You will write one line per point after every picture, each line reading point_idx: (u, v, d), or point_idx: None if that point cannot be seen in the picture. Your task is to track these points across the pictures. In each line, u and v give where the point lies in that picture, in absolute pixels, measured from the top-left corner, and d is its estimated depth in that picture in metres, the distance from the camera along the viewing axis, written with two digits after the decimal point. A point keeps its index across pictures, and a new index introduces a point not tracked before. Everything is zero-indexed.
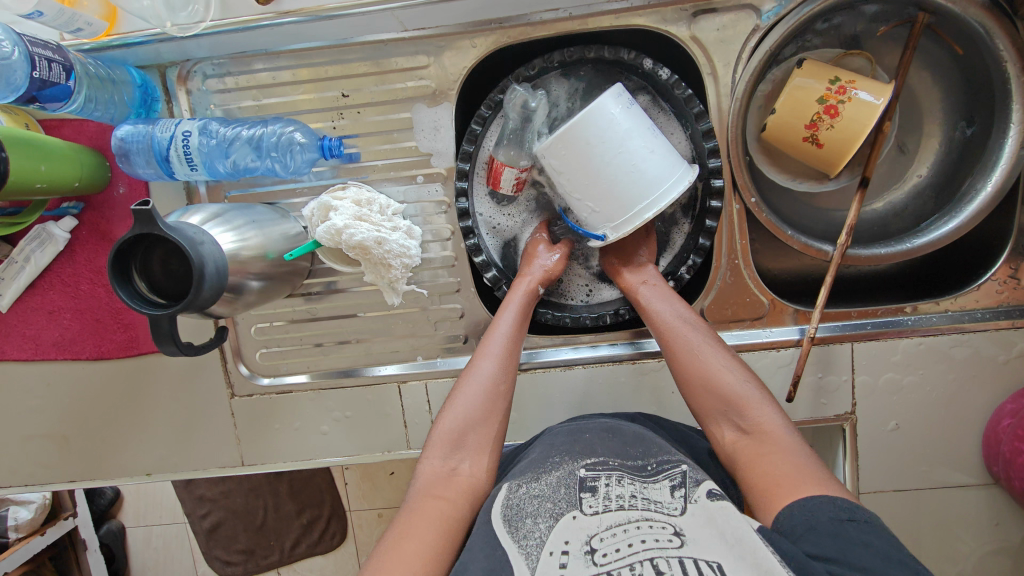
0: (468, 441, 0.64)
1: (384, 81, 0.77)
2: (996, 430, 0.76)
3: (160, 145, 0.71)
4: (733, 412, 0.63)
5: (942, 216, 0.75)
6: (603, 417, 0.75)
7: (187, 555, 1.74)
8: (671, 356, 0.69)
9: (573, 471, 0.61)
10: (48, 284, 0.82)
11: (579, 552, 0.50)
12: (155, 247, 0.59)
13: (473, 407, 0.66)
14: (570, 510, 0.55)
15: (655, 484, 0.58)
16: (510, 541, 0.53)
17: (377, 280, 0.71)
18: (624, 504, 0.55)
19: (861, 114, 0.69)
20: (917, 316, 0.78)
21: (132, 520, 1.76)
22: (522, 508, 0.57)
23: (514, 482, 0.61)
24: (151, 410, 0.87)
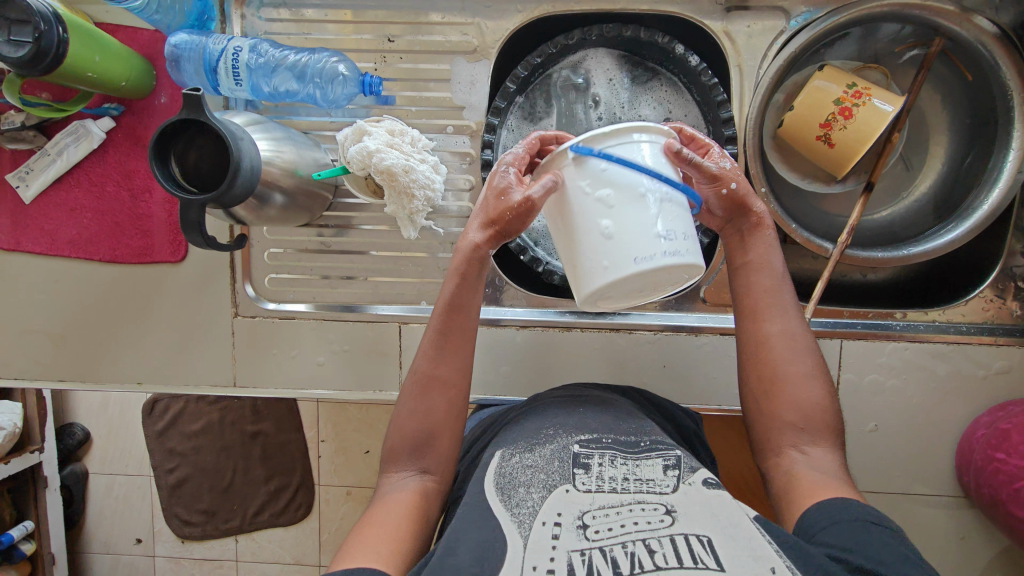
0: (434, 445, 0.64)
1: (429, 33, 0.81)
2: (970, 440, 0.78)
3: (211, 57, 0.75)
4: (809, 432, 0.59)
5: (941, 229, 0.79)
6: (594, 385, 0.77)
7: (147, 508, 1.70)
8: (760, 342, 0.63)
9: (567, 445, 0.62)
10: (75, 181, 0.85)
11: (571, 525, 0.53)
12: (192, 143, 0.62)
13: (415, 421, 0.64)
14: (563, 484, 0.57)
15: (646, 462, 0.60)
16: (503, 509, 0.56)
17: (398, 211, 0.74)
18: (617, 487, 0.57)
19: (873, 118, 0.74)
20: (906, 322, 0.81)
21: (97, 466, 1.72)
22: (515, 477, 0.59)
23: (508, 450, 0.64)
24: (152, 320, 0.87)
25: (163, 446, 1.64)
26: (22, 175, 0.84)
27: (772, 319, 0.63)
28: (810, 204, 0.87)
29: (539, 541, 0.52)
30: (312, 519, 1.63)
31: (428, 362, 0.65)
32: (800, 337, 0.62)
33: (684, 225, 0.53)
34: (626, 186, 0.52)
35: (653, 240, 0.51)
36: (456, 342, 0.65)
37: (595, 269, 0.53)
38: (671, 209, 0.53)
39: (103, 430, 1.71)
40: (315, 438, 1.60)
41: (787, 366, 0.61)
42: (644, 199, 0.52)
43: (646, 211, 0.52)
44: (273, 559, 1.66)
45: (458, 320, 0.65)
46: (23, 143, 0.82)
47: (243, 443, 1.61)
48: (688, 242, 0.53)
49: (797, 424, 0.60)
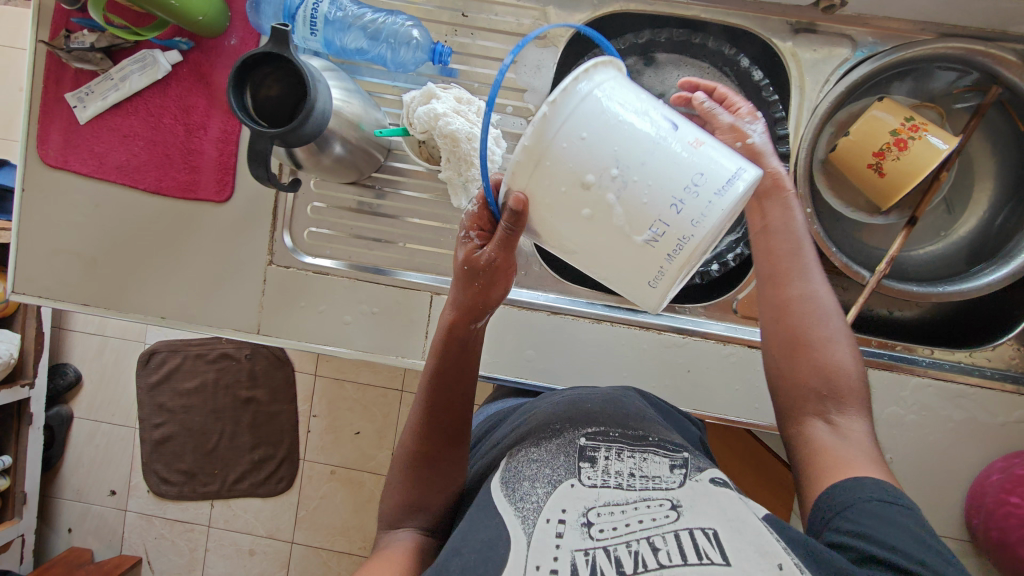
0: (432, 490, 0.65)
1: (503, 13, 0.83)
2: (984, 484, 0.78)
3: (292, 4, 0.76)
4: (830, 401, 0.59)
5: (978, 272, 0.81)
6: (603, 390, 0.77)
7: (127, 461, 1.67)
8: (778, 308, 0.63)
9: (573, 439, 0.64)
10: (133, 109, 0.85)
11: (575, 523, 0.52)
12: (258, 88, 0.63)
13: (402, 488, 0.65)
14: (568, 478, 0.57)
15: (654, 459, 0.60)
16: (507, 504, 0.57)
17: (453, 176, 0.74)
18: (622, 483, 0.56)
19: (928, 153, 0.75)
20: (931, 359, 0.83)
21: (84, 411, 1.69)
22: (521, 472, 0.61)
23: (517, 450, 0.65)
24: (184, 257, 0.87)
25: (153, 401, 1.63)
26: (82, 95, 0.85)
27: (792, 283, 0.63)
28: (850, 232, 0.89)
29: (542, 538, 0.51)
30: (292, 493, 1.60)
31: (410, 436, 0.66)
32: (822, 299, 0.62)
33: (662, 192, 0.45)
34: (586, 236, 0.48)
35: (655, 252, 0.46)
36: (436, 410, 0.65)
37: (632, 290, 0.51)
38: (636, 205, 0.45)
39: (96, 375, 1.69)
40: (308, 412, 1.59)
41: (806, 318, 0.62)
42: (611, 222, 0.47)
43: (615, 236, 0.47)
44: (246, 529, 1.62)
45: (435, 391, 0.65)
46: (87, 64, 0.83)
47: (234, 410, 1.61)
48: (690, 195, 0.45)
49: (814, 382, 0.60)
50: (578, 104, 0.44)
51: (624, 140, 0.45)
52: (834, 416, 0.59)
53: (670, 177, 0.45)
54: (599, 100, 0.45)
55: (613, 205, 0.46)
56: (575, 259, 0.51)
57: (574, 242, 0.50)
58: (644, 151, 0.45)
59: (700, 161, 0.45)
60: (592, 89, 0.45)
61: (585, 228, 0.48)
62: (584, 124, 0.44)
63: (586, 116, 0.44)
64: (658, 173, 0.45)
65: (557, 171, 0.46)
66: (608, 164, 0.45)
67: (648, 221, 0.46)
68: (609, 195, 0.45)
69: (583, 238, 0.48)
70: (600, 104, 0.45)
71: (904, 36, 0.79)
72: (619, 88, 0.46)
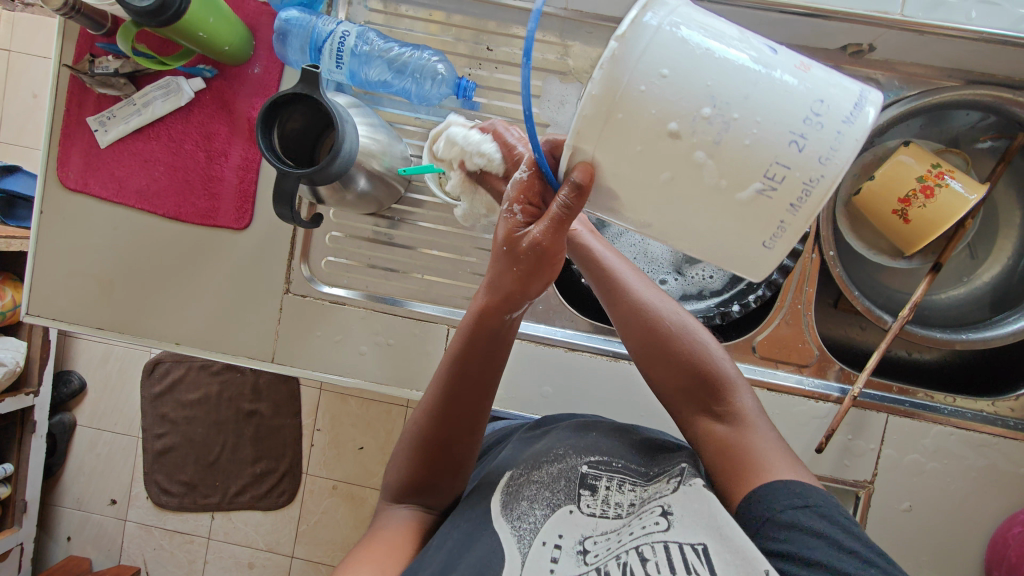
0: (438, 488, 0.65)
1: (527, 47, 0.83)
2: (1006, 537, 0.77)
3: (318, 37, 0.75)
4: (710, 394, 0.60)
5: (1001, 320, 0.80)
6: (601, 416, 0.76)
7: (128, 471, 1.66)
8: (621, 311, 0.64)
9: (575, 466, 0.62)
10: (154, 134, 0.85)
11: (571, 550, 0.55)
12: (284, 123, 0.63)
13: (406, 472, 0.64)
14: (567, 504, 0.59)
15: (653, 482, 0.59)
16: (505, 522, 0.59)
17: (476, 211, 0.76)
18: (621, 512, 0.58)
19: (954, 201, 0.74)
20: (953, 407, 0.82)
21: (87, 419, 1.69)
22: (520, 492, 0.62)
23: (517, 468, 0.65)
24: (201, 282, 0.86)
25: (156, 411, 1.62)
26: (104, 119, 0.85)
27: (630, 288, 0.64)
28: (871, 273, 0.88)
29: (537, 560, 0.55)
30: (293, 509, 1.58)
31: (423, 423, 0.62)
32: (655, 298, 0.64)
33: (777, 129, 0.36)
34: (666, 206, 0.39)
35: (773, 204, 0.37)
36: (458, 403, 0.60)
37: (741, 261, 0.41)
38: (737, 149, 0.36)
39: (101, 383, 1.68)
40: (313, 426, 1.58)
41: (664, 327, 0.62)
42: (707, 181, 0.38)
43: (710, 196, 0.38)
44: (245, 544, 1.60)
45: (455, 387, 0.59)
46: (112, 89, 0.83)
47: (236, 422, 1.60)
48: (814, 129, 0.36)
49: (688, 388, 0.61)
50: (650, 37, 0.36)
51: (717, 72, 0.36)
52: (723, 413, 0.59)
53: (784, 118, 0.36)
54: (673, 30, 0.36)
55: (705, 160, 0.37)
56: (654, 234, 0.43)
57: (653, 215, 0.41)
58: (745, 85, 0.36)
59: (814, 88, 0.37)
60: (663, 20, 0.36)
61: (665, 195, 0.39)
62: (662, 57, 0.36)
63: (661, 50, 0.36)
64: (771, 106, 0.36)
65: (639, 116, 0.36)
66: (699, 103, 0.36)
67: (763, 165, 0.37)
68: (701, 147, 0.37)
69: (664, 207, 0.40)
70: (678, 35, 0.36)
71: (934, 81, 0.78)
72: (693, 15, 0.37)
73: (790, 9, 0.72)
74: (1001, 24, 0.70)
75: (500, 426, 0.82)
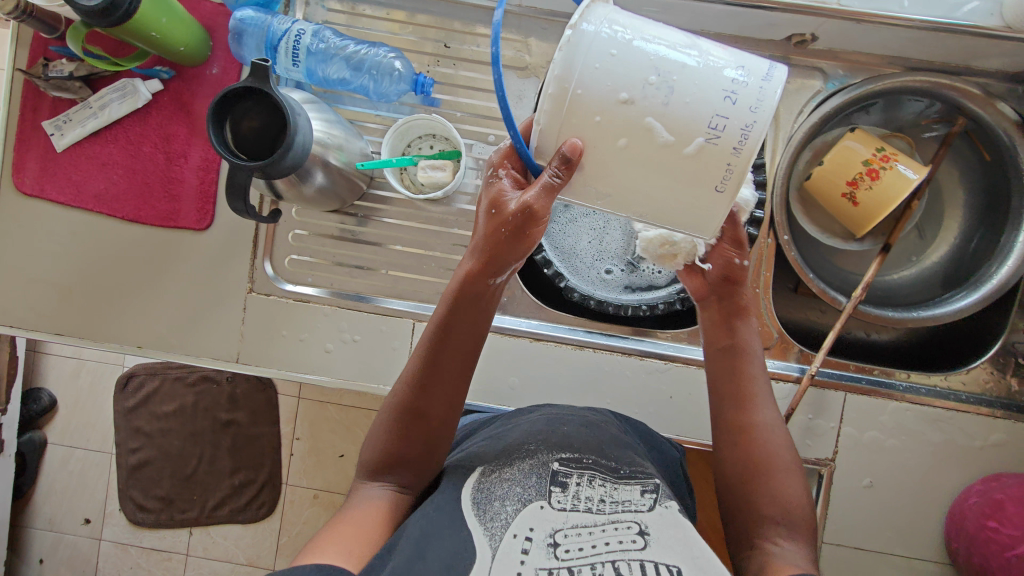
0: (407, 462, 0.64)
1: (484, 44, 0.84)
2: (963, 509, 0.78)
3: (274, 36, 0.76)
4: (788, 524, 0.59)
5: (952, 297, 0.82)
6: (585, 411, 0.76)
7: (103, 488, 1.62)
8: (745, 429, 0.66)
9: (547, 462, 0.61)
10: (112, 137, 0.84)
11: (541, 542, 0.52)
12: (238, 119, 0.63)
13: (385, 442, 0.64)
14: (538, 500, 0.56)
15: (625, 485, 0.58)
16: (476, 521, 0.55)
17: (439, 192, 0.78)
18: (592, 505, 0.55)
19: (898, 182, 0.77)
20: (908, 384, 0.84)
21: (58, 436, 1.64)
22: (492, 491, 0.59)
23: (489, 466, 0.63)
24: (162, 285, 0.86)
25: (129, 425, 1.59)
26: (60, 123, 0.84)
27: (756, 408, 0.67)
28: (827, 256, 0.90)
29: (508, 553, 0.51)
30: (274, 520, 1.56)
31: (406, 387, 0.64)
32: (778, 429, 0.66)
33: (711, 90, 0.44)
34: (631, 169, 0.46)
35: (718, 149, 0.44)
36: (440, 368, 0.63)
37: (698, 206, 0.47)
38: (681, 107, 0.44)
39: (72, 399, 1.64)
40: (291, 435, 1.57)
41: (773, 459, 0.63)
42: (658, 146, 0.45)
43: (665, 153, 0.45)
44: (225, 558, 1.57)
45: (437, 351, 0.63)
46: (67, 93, 0.82)
47: (212, 432, 1.57)
48: (740, 87, 0.44)
49: (767, 518, 0.60)
50: (590, 31, 0.43)
51: (653, 53, 0.44)
52: (786, 544, 0.58)
53: (710, 88, 0.44)
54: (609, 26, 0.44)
55: (654, 128, 0.44)
56: (626, 201, 0.49)
57: (618, 179, 0.47)
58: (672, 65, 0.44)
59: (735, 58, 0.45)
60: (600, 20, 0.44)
61: (626, 159, 0.46)
62: (609, 42, 0.43)
63: (606, 41, 0.43)
64: (700, 74, 0.44)
65: (596, 96, 0.44)
66: (645, 75, 0.44)
67: (706, 118, 0.44)
68: (651, 114, 0.44)
69: (629, 172, 0.46)
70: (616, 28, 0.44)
71: (875, 69, 0.81)
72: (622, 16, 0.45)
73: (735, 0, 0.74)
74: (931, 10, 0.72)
75: (467, 419, 0.82)
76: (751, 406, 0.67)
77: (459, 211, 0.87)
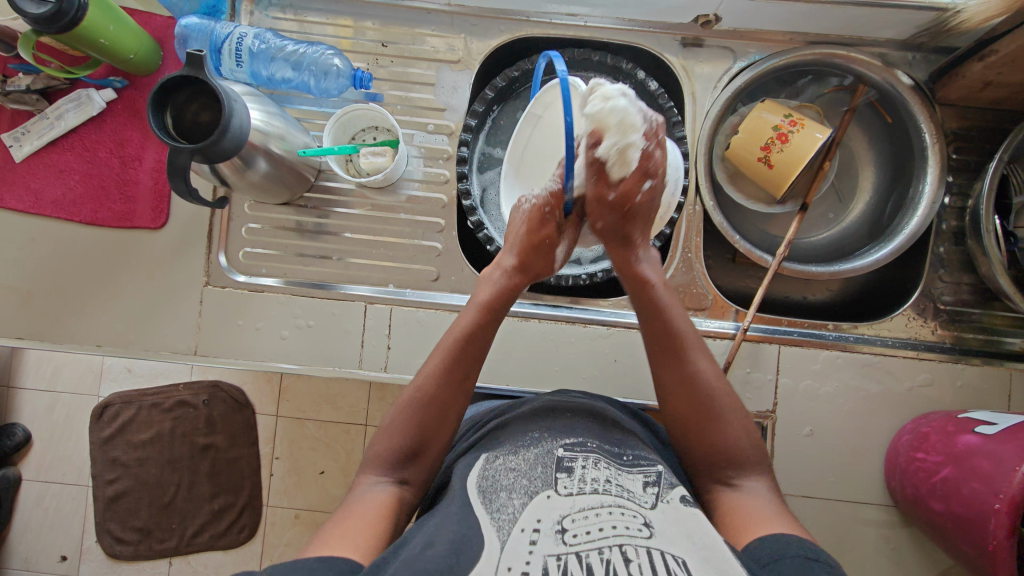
0: (421, 456, 0.68)
1: (419, 41, 0.90)
2: (896, 446, 0.82)
3: (217, 39, 0.82)
4: (720, 468, 0.66)
5: (871, 249, 0.88)
6: (587, 394, 0.78)
7: (79, 524, 1.52)
8: (667, 372, 0.70)
9: (552, 450, 0.64)
10: (68, 145, 0.89)
11: (549, 530, 0.55)
12: (184, 109, 0.68)
13: (405, 435, 0.67)
14: (545, 490, 0.59)
15: (629, 473, 0.62)
16: (484, 511, 0.58)
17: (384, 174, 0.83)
18: (598, 488, 0.59)
19: (806, 143, 0.83)
20: (838, 333, 0.88)
21: (34, 472, 1.54)
22: (497, 480, 0.61)
23: (493, 453, 0.66)
24: (122, 284, 0.89)
25: (106, 455, 1.50)
26: (18, 135, 0.88)
27: (686, 360, 0.70)
28: (755, 222, 0.96)
29: (518, 545, 0.53)
30: (255, 545, 1.49)
31: (436, 383, 0.69)
32: (710, 373, 0.70)
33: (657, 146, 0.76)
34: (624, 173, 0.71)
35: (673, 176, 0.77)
36: (468, 366, 0.71)
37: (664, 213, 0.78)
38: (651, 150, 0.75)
39: (47, 433, 1.55)
40: (270, 454, 1.49)
41: (700, 404, 0.68)
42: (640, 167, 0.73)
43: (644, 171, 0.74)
44: None
45: (468, 353, 0.71)
46: (25, 105, 0.87)
47: (191, 458, 1.49)
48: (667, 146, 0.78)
49: (703, 457, 0.67)
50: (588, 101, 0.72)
51: None
52: (735, 483, 0.65)
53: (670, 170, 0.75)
54: None
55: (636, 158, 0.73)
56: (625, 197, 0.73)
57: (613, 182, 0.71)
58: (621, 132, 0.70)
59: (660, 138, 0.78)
60: None
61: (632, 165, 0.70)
62: None
63: None
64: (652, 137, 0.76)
65: None
66: None
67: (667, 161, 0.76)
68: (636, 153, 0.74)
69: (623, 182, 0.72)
70: None
71: (780, 45, 0.88)
72: None
73: None
74: None
75: None
76: (685, 359, 0.70)
77: (406, 197, 0.91)
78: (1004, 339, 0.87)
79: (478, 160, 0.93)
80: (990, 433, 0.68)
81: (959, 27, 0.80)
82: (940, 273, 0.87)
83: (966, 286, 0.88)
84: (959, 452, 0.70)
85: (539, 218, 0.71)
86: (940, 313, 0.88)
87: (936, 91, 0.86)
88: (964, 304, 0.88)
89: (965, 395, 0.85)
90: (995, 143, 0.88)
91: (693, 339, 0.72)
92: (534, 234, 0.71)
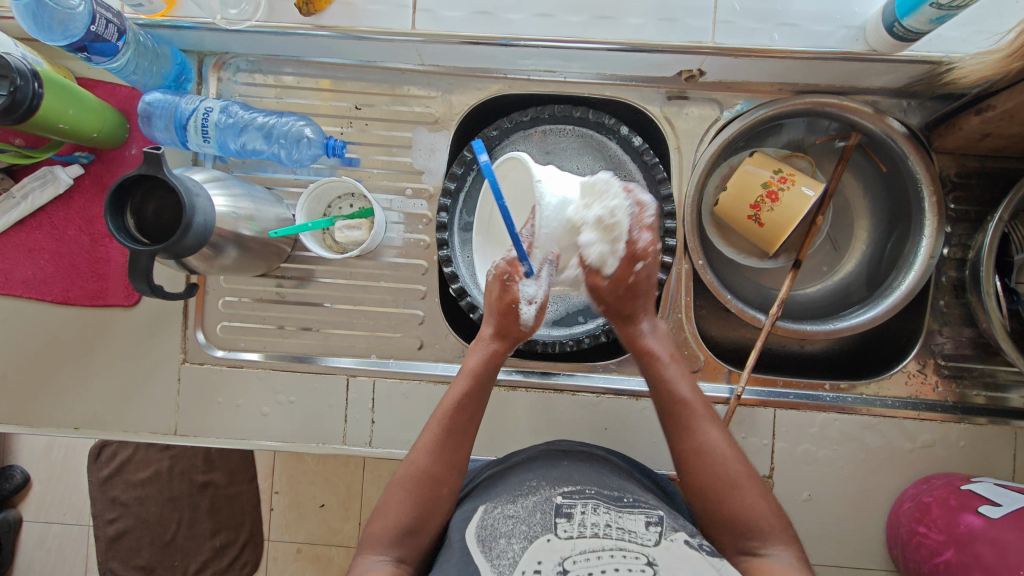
0: (418, 534, 0.62)
1: (395, 103, 0.87)
2: (897, 513, 0.80)
3: (182, 115, 0.79)
4: (742, 535, 0.61)
5: (866, 306, 0.85)
6: (585, 445, 0.75)
7: (82, 565, 1.37)
8: (681, 459, 0.66)
9: (550, 496, 0.61)
10: (37, 224, 0.86)
11: (552, 572, 0.52)
12: (151, 196, 0.66)
13: (401, 514, 0.62)
14: (544, 533, 0.56)
15: (629, 514, 0.59)
16: (483, 560, 0.55)
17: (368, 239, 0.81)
18: (598, 533, 0.56)
19: (798, 202, 0.79)
20: (835, 394, 0.85)
21: (34, 512, 1.38)
22: (496, 528, 0.58)
23: (491, 502, 0.63)
24: (99, 363, 0.87)
25: (105, 495, 1.31)
26: None
27: (693, 433, 0.67)
28: (747, 275, 0.94)
29: None
30: None
31: (429, 457, 0.65)
32: (726, 446, 0.66)
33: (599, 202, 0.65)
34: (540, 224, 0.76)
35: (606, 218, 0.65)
36: (461, 438, 0.66)
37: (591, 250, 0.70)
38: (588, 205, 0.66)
39: (47, 474, 1.39)
40: (269, 486, 1.30)
41: (714, 480, 0.64)
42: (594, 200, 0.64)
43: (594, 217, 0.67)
44: None
45: (459, 423, 0.66)
46: None
47: (190, 496, 1.32)
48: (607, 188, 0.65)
49: (726, 528, 0.63)
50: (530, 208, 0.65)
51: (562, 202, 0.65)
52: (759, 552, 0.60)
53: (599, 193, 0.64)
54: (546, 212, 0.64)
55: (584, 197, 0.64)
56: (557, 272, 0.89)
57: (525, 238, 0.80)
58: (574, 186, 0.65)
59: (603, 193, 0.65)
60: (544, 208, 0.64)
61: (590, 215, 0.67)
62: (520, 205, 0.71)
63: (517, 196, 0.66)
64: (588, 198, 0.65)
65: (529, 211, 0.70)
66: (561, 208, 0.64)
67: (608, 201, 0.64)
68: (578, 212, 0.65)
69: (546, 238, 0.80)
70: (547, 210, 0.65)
71: (768, 95, 0.85)
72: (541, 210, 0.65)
73: (622, 45, 0.77)
74: (800, 41, 0.77)
75: None
76: (696, 428, 0.67)
77: (387, 265, 0.88)
78: (1009, 395, 0.84)
79: (458, 223, 0.88)
80: (993, 516, 0.68)
81: (955, 82, 0.76)
82: (941, 327, 0.85)
83: (966, 339, 0.85)
84: (962, 535, 0.70)
85: (502, 288, 0.69)
86: (941, 368, 0.85)
87: (932, 140, 0.82)
88: (964, 358, 0.85)
89: (969, 455, 0.82)
90: (994, 192, 0.84)
91: (705, 407, 0.68)
92: (505, 297, 0.68)
